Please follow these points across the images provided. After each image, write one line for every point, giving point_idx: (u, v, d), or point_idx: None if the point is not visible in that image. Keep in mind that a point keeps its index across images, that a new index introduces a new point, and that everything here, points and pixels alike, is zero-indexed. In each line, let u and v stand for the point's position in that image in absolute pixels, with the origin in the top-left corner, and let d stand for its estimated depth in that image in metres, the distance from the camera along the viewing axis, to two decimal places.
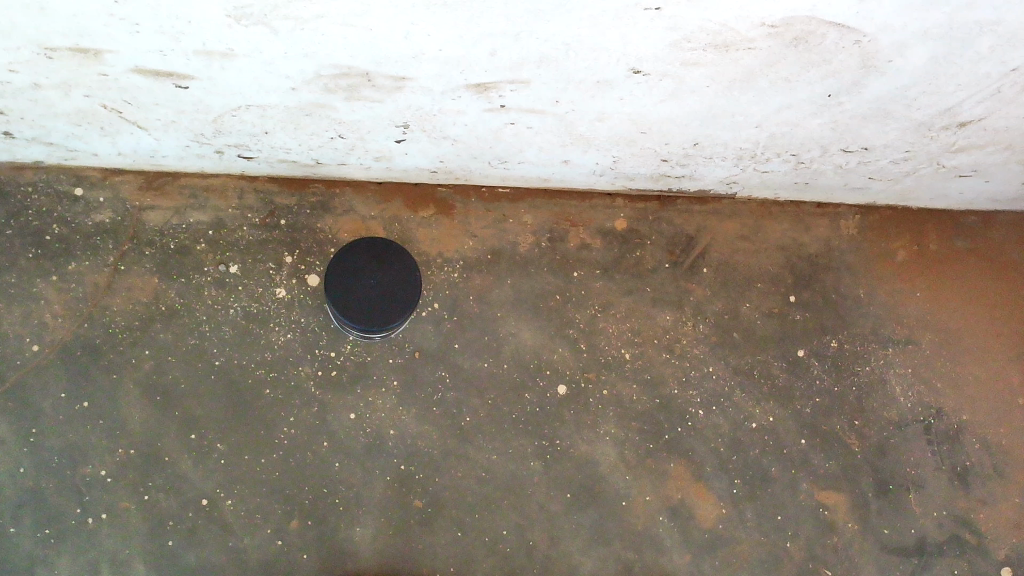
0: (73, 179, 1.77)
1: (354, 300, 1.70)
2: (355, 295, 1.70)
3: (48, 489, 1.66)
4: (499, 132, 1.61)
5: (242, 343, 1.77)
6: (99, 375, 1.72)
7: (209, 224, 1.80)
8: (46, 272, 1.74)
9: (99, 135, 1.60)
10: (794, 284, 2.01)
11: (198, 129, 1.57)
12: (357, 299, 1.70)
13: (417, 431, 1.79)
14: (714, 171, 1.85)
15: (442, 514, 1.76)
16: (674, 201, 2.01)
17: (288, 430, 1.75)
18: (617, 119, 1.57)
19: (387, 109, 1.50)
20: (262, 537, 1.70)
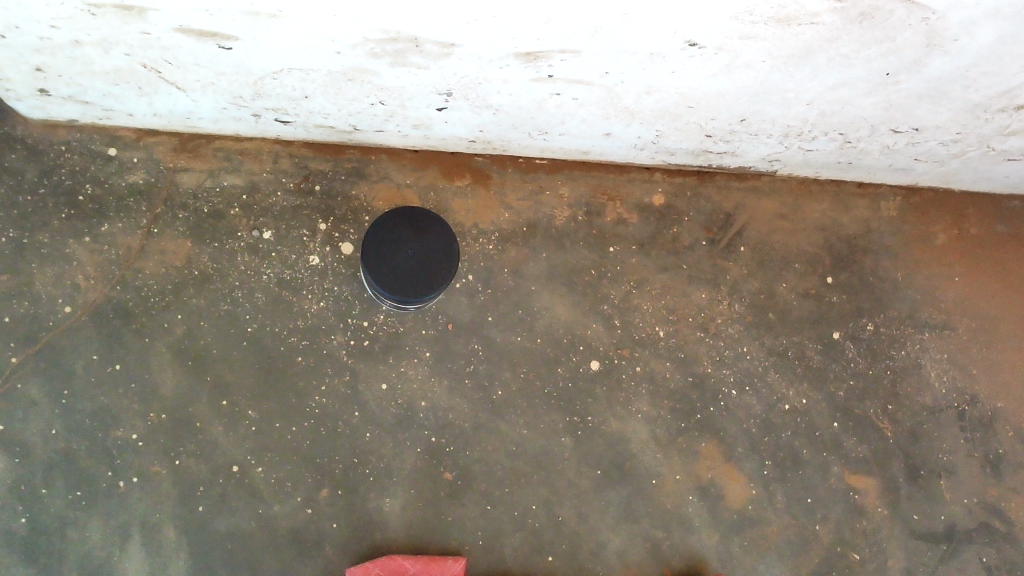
0: (107, 139, 1.73)
1: (388, 273, 1.67)
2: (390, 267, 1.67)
3: (80, 451, 1.65)
4: (543, 102, 1.58)
5: (274, 310, 1.75)
6: (132, 339, 1.70)
7: (244, 189, 1.77)
8: (78, 233, 1.71)
9: (136, 95, 1.57)
10: (832, 266, 1.98)
11: (237, 92, 1.54)
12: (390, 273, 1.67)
13: (448, 403, 1.78)
14: (757, 148, 1.81)
15: (472, 487, 1.75)
16: (713, 177, 1.97)
17: (319, 399, 1.74)
18: (666, 93, 1.53)
19: (432, 76, 1.47)
20: (292, 505, 1.69)
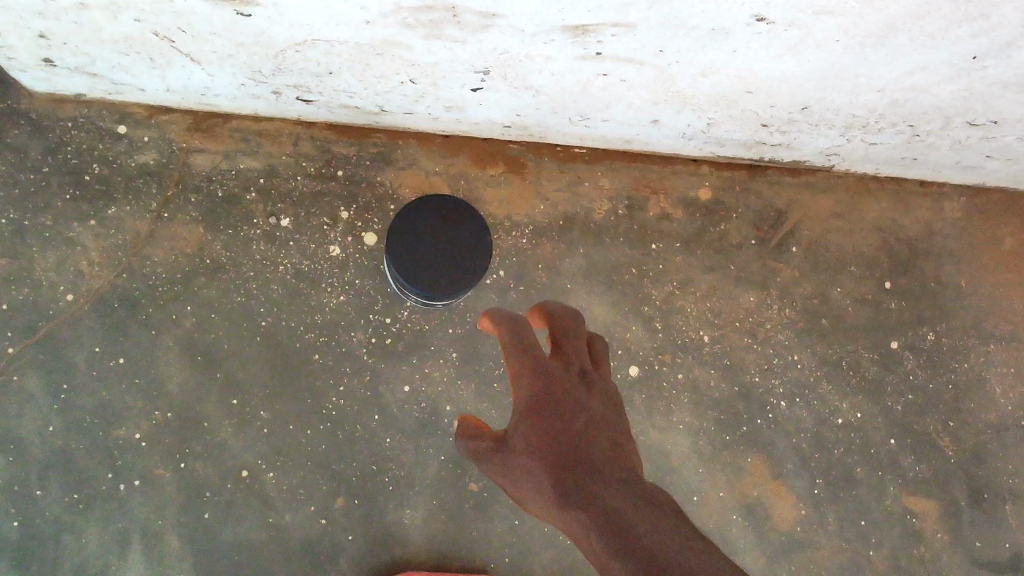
0: (116, 115, 1.60)
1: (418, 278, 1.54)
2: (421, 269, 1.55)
3: (78, 451, 1.54)
4: (588, 84, 1.45)
5: (292, 304, 1.63)
6: (137, 330, 1.58)
7: (261, 172, 1.64)
8: (83, 216, 1.59)
9: (147, 66, 1.44)
10: (890, 270, 1.85)
11: (256, 65, 1.42)
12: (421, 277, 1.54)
13: (475, 407, 1.65)
14: (816, 140, 1.67)
15: (499, 499, 1.64)
16: (764, 171, 1.82)
17: (336, 400, 1.61)
18: (724, 75, 1.39)
19: (469, 51, 1.34)
20: (305, 514, 1.58)
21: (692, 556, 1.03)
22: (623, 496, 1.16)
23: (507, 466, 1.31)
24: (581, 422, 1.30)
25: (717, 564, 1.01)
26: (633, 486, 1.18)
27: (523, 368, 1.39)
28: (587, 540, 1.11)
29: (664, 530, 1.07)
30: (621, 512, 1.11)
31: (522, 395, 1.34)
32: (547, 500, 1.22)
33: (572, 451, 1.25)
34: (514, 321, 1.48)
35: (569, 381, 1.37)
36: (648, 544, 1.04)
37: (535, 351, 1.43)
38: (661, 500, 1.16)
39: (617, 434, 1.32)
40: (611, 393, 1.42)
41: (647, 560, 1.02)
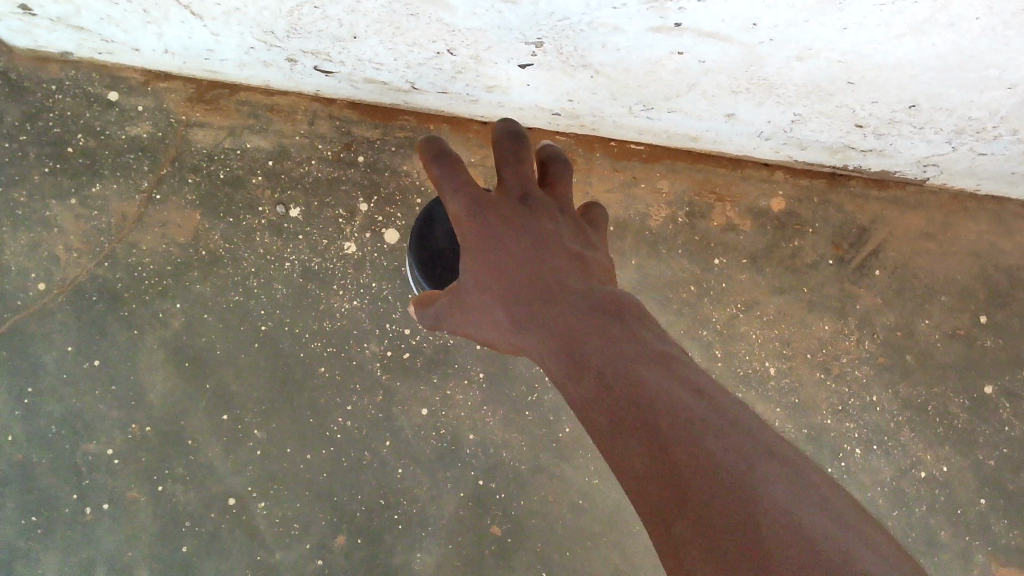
0: (107, 80, 1.39)
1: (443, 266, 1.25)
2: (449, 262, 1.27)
3: (41, 465, 1.33)
4: (658, 64, 1.22)
5: (296, 307, 1.40)
6: (117, 328, 1.37)
7: (270, 153, 1.42)
8: (63, 194, 1.38)
9: (141, 21, 1.23)
10: (987, 302, 1.60)
11: (267, 24, 1.20)
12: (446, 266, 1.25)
13: (503, 438, 1.41)
14: (916, 146, 1.43)
15: (524, 546, 1.41)
16: (848, 181, 1.58)
17: (342, 422, 1.39)
18: (823, 59, 1.16)
19: (521, 15, 1.11)
20: (299, 552, 1.36)
21: (692, 398, 0.62)
22: (598, 330, 0.75)
23: (460, 301, 0.95)
24: (572, 275, 0.87)
25: (749, 420, 0.61)
26: (626, 321, 0.76)
27: (459, 198, 0.95)
28: (576, 385, 0.71)
29: (667, 379, 0.65)
30: (585, 348, 0.73)
31: (465, 237, 0.93)
32: (537, 345, 0.81)
33: (549, 289, 0.84)
34: (452, 163, 0.98)
35: (522, 194, 0.96)
36: (626, 381, 0.66)
37: (463, 172, 0.98)
38: (670, 355, 0.71)
39: (597, 263, 0.92)
40: (586, 231, 1.00)
41: (644, 416, 0.61)
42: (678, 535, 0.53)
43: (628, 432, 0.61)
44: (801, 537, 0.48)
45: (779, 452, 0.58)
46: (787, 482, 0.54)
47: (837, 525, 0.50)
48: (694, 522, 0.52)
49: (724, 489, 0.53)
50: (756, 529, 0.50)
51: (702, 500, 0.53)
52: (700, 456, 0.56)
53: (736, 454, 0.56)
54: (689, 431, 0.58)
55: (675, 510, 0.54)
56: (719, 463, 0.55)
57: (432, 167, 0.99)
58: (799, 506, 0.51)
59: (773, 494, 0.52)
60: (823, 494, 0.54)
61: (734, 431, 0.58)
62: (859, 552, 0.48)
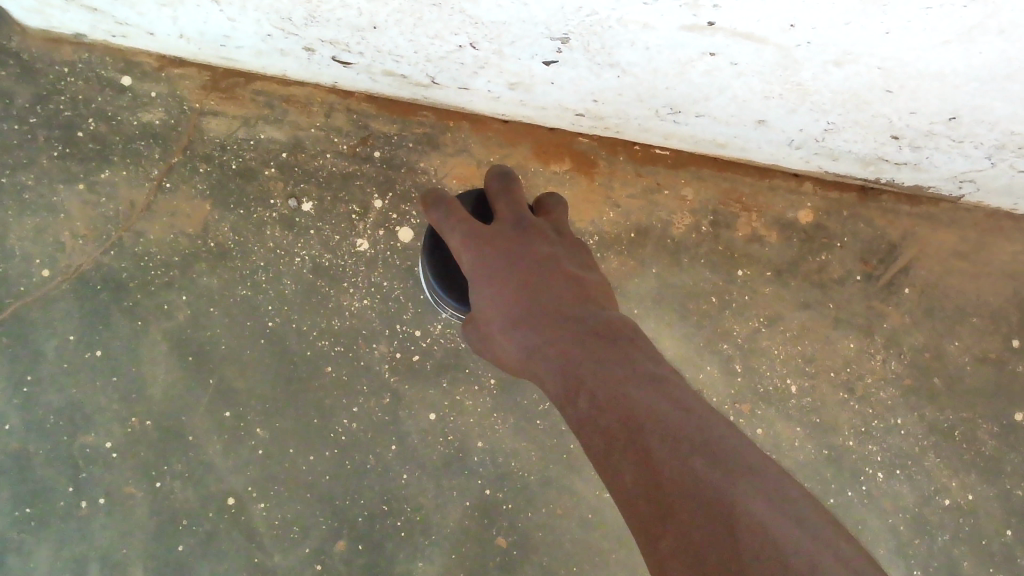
0: (120, 64, 1.36)
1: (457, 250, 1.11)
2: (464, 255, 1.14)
3: (37, 456, 1.29)
4: (689, 64, 1.17)
5: (305, 304, 1.36)
6: (120, 319, 1.33)
7: (284, 145, 1.39)
8: (71, 179, 1.34)
9: (156, 3, 1.19)
10: (1020, 325, 1.54)
11: (285, 10, 1.16)
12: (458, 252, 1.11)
13: (512, 447, 1.37)
14: (953, 161, 1.38)
15: (529, 559, 1.36)
16: (878, 195, 1.53)
17: (347, 424, 1.35)
18: (862, 65, 1.11)
19: (547, 9, 1.06)
20: (298, 556, 1.32)
21: (680, 415, 0.66)
22: (587, 347, 0.78)
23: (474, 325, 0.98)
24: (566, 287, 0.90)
25: (732, 441, 0.65)
26: (618, 340, 0.79)
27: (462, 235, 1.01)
28: (571, 403, 0.75)
29: (652, 395, 0.69)
30: (574, 363, 0.77)
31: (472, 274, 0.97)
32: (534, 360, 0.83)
33: (545, 310, 0.87)
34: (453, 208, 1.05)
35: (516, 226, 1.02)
36: (621, 407, 0.68)
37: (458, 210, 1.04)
38: (661, 372, 0.74)
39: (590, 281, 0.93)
40: (582, 249, 1.03)
41: (634, 436, 0.65)
42: (665, 548, 0.57)
43: (619, 454, 0.65)
44: (776, 552, 0.53)
45: (758, 470, 0.62)
46: (767, 501, 0.59)
47: (801, 530, 0.56)
48: (683, 539, 0.57)
49: (705, 504, 0.58)
50: (734, 547, 0.54)
51: (688, 518, 0.58)
52: (688, 474, 0.61)
53: (725, 481, 0.60)
54: (679, 454, 0.62)
55: (660, 525, 0.59)
56: (697, 477, 0.60)
57: (432, 213, 1.06)
58: (780, 523, 0.56)
59: (750, 510, 0.57)
60: (801, 511, 0.59)
61: (718, 452, 0.63)
62: (824, 560, 0.53)
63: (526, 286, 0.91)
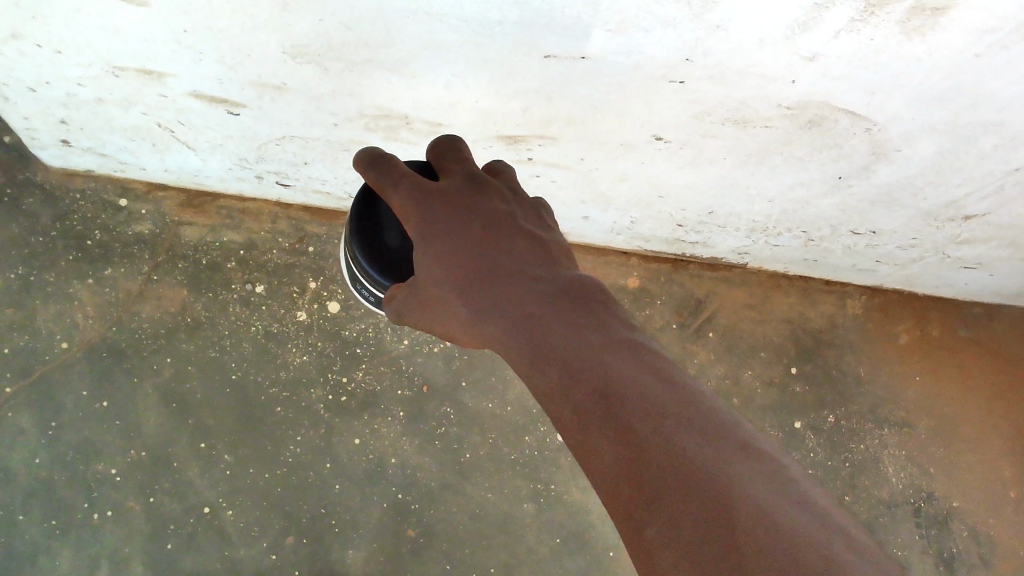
0: (118, 190, 1.85)
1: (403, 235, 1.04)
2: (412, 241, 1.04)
3: (60, 481, 1.72)
4: (525, 182, 1.70)
5: (260, 361, 1.84)
6: (121, 377, 1.79)
7: (242, 245, 1.88)
8: (83, 275, 1.81)
9: (150, 150, 1.69)
10: (796, 357, 2.09)
11: (242, 154, 1.67)
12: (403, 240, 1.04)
13: (418, 461, 1.86)
14: (727, 240, 1.93)
15: (433, 545, 1.83)
16: (686, 265, 2.07)
17: (294, 449, 1.81)
18: (637, 180, 1.65)
19: (422, 151, 1.59)
20: (258, 550, 1.77)
21: (666, 390, 0.65)
22: (564, 319, 0.77)
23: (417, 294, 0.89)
24: (537, 267, 0.84)
25: (723, 419, 0.64)
26: (602, 319, 0.76)
27: (417, 214, 0.87)
28: (543, 380, 0.72)
29: (644, 378, 0.67)
30: (550, 338, 0.74)
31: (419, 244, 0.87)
32: (502, 337, 0.79)
33: (512, 278, 0.83)
34: (408, 186, 0.88)
35: (474, 203, 0.89)
36: (603, 386, 0.67)
37: (417, 185, 0.89)
38: (644, 348, 0.73)
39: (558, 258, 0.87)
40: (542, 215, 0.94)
41: (614, 412, 0.64)
42: (651, 537, 0.57)
43: (596, 429, 0.64)
44: (781, 545, 0.53)
45: (760, 454, 0.61)
46: (765, 483, 0.58)
47: (804, 514, 0.56)
48: (670, 525, 0.56)
49: (699, 492, 0.57)
50: (733, 530, 0.54)
51: (684, 500, 0.57)
52: (679, 457, 0.60)
53: (717, 459, 0.59)
54: (664, 427, 0.62)
55: (647, 512, 0.58)
56: (685, 454, 0.60)
57: (383, 188, 0.90)
58: (783, 510, 0.56)
59: (749, 495, 0.56)
60: (802, 493, 0.59)
61: (710, 426, 0.62)
62: (829, 547, 0.53)
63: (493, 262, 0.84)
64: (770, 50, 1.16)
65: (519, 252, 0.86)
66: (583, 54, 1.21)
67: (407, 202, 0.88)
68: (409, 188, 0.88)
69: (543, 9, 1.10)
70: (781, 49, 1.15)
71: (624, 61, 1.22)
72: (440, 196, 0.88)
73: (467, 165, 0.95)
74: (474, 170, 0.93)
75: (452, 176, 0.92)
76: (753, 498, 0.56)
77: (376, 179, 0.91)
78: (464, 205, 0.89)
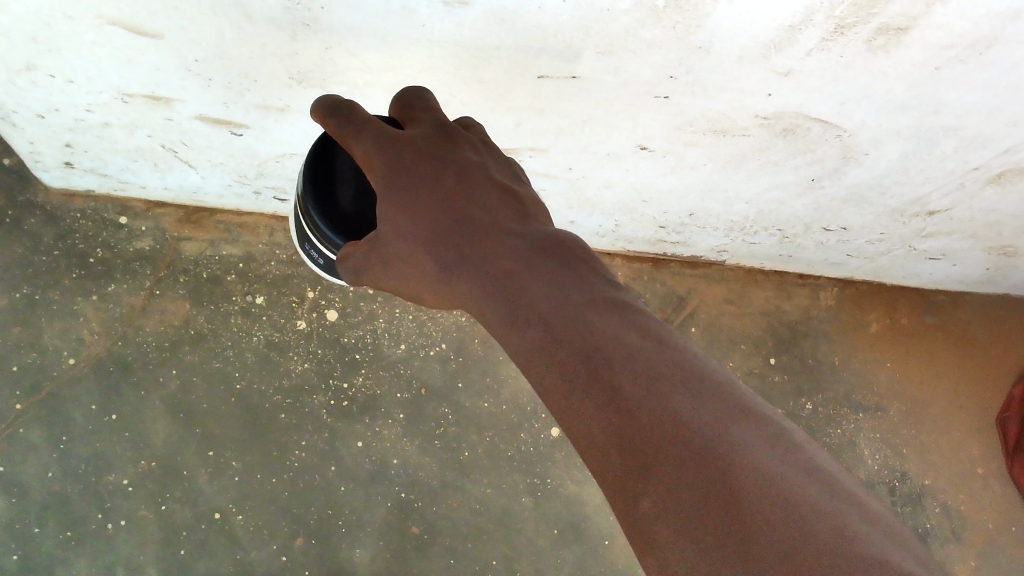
0: (118, 208, 1.90)
1: (357, 204, 1.01)
2: (366, 211, 1.01)
3: (73, 493, 1.78)
4: None
5: (262, 369, 1.90)
6: (128, 390, 1.84)
7: (241, 258, 1.94)
8: (87, 292, 1.86)
9: (151, 170, 1.74)
10: (774, 348, 2.19)
11: (242, 171, 1.73)
12: (356, 208, 1.01)
13: (419, 461, 1.93)
14: (706, 239, 2.02)
15: (437, 540, 1.90)
16: (667, 264, 2.17)
17: (299, 453, 1.88)
18: (622, 187, 1.74)
19: None
20: (268, 552, 1.83)
21: (649, 350, 0.65)
22: (542, 275, 0.75)
23: (381, 250, 0.87)
24: (511, 221, 0.83)
25: (712, 379, 0.63)
26: (583, 273, 0.75)
27: (387, 169, 0.85)
28: (520, 341, 0.70)
29: (629, 339, 0.65)
30: (528, 299, 0.73)
31: (389, 201, 0.85)
32: (476, 294, 0.77)
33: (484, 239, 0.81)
34: (377, 137, 0.86)
35: (446, 160, 0.87)
36: (587, 341, 0.66)
37: (386, 137, 0.86)
38: (625, 301, 0.73)
39: (532, 212, 0.86)
40: (512, 173, 0.93)
41: (600, 374, 0.63)
42: (645, 508, 0.56)
43: (580, 393, 0.63)
44: (787, 511, 0.52)
45: (750, 409, 0.61)
46: (759, 441, 0.58)
47: (809, 477, 0.56)
48: (667, 494, 0.55)
49: (695, 453, 0.56)
50: (733, 497, 0.54)
51: (678, 463, 0.56)
52: (672, 421, 0.59)
53: (713, 423, 0.59)
54: (653, 391, 0.61)
55: (640, 482, 0.57)
56: (677, 418, 0.59)
57: (349, 140, 0.88)
58: (787, 472, 0.55)
59: (746, 455, 0.56)
60: (803, 454, 0.58)
61: (702, 388, 0.62)
62: (838, 510, 0.53)
63: (466, 224, 0.83)
64: (749, 67, 1.25)
65: (492, 208, 0.85)
66: (574, 74, 1.29)
67: (376, 155, 0.86)
68: (379, 140, 0.86)
69: (538, 36, 1.18)
70: (760, 66, 1.24)
71: (611, 80, 1.31)
72: (410, 149, 0.86)
73: (436, 118, 0.93)
74: (444, 122, 0.92)
75: (421, 129, 0.91)
76: (753, 462, 0.56)
77: (341, 132, 0.88)
78: (436, 161, 0.87)
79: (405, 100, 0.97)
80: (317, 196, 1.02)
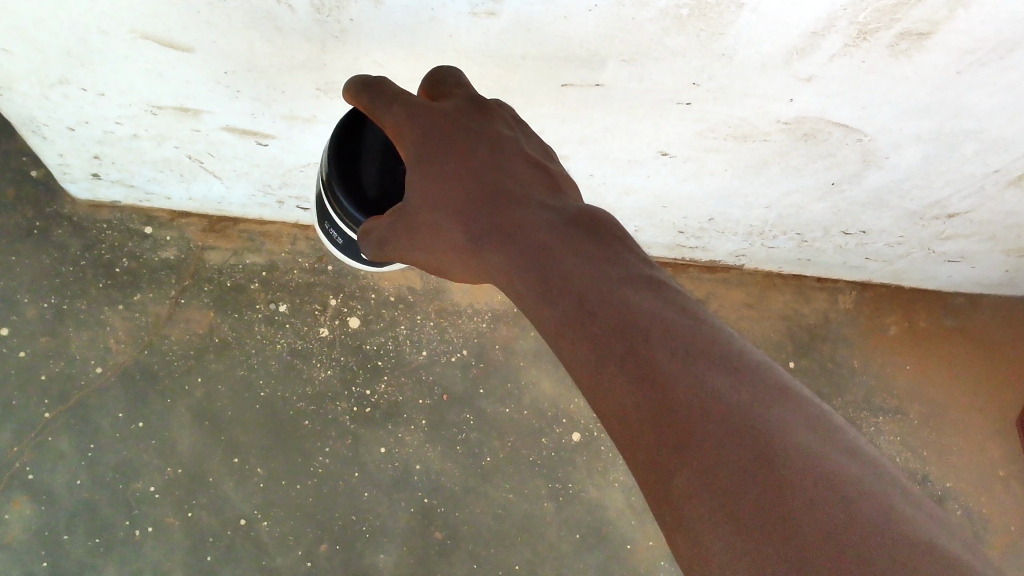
0: (144, 219, 1.92)
1: (382, 184, 1.02)
2: (389, 192, 1.02)
3: (101, 500, 1.79)
4: None
5: (285, 376, 1.92)
6: (155, 399, 1.86)
7: (264, 266, 1.96)
8: (114, 302, 1.88)
9: (177, 181, 1.77)
10: (793, 352, 2.20)
11: (266, 181, 1.75)
12: (380, 186, 1.02)
13: (441, 466, 1.95)
14: (725, 244, 2.03)
15: (460, 545, 1.92)
16: (686, 269, 2.18)
17: (323, 460, 1.90)
18: (642, 193, 1.76)
19: None
20: (292, 558, 1.84)
21: (687, 327, 0.65)
22: (574, 251, 0.76)
23: (406, 222, 0.87)
24: (542, 197, 0.84)
25: (749, 357, 0.64)
26: (617, 250, 0.76)
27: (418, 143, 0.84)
28: (551, 314, 0.71)
29: (667, 315, 0.66)
30: (561, 273, 0.73)
31: (419, 176, 0.85)
32: (505, 268, 0.78)
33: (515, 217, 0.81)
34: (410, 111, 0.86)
35: (479, 133, 0.87)
36: (624, 317, 0.66)
37: (419, 111, 0.86)
38: (659, 277, 0.73)
39: (563, 188, 0.87)
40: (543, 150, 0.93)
41: (635, 349, 0.64)
42: (678, 482, 0.57)
43: (615, 366, 0.64)
44: (828, 494, 0.53)
45: (788, 389, 0.62)
46: (799, 420, 0.59)
47: (847, 458, 0.57)
48: (704, 470, 0.56)
49: (738, 431, 0.57)
50: (773, 475, 0.55)
51: (715, 439, 0.57)
52: (709, 398, 0.60)
53: (753, 401, 0.59)
54: (691, 368, 0.62)
55: (676, 456, 0.58)
56: (715, 395, 0.60)
57: (380, 111, 0.87)
58: (827, 453, 0.57)
59: (788, 436, 0.57)
60: (841, 436, 0.59)
61: (740, 366, 0.63)
62: (878, 492, 0.55)
63: (496, 201, 0.83)
64: (771, 74, 1.26)
65: (524, 184, 0.85)
66: (598, 82, 1.31)
67: (408, 129, 0.85)
68: (412, 115, 0.86)
69: (564, 45, 1.19)
70: (782, 73, 1.25)
71: (634, 88, 1.32)
72: (442, 123, 0.86)
73: (468, 93, 0.93)
74: (477, 97, 0.91)
75: (454, 102, 0.90)
76: (794, 442, 0.57)
77: (372, 104, 0.88)
78: (468, 135, 0.86)
79: (438, 76, 0.96)
80: (342, 174, 1.03)
